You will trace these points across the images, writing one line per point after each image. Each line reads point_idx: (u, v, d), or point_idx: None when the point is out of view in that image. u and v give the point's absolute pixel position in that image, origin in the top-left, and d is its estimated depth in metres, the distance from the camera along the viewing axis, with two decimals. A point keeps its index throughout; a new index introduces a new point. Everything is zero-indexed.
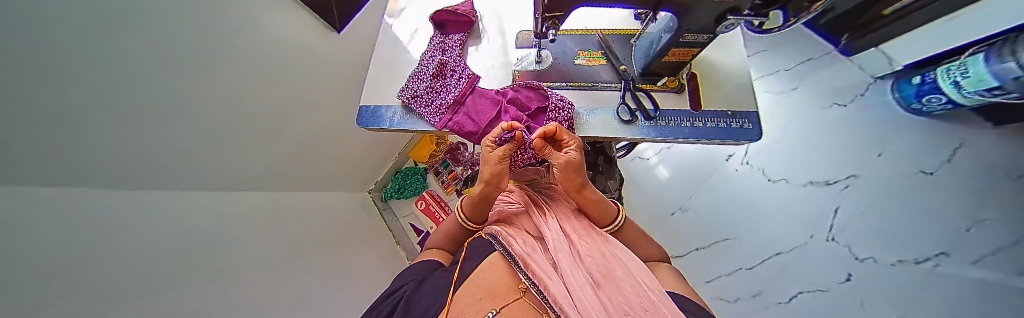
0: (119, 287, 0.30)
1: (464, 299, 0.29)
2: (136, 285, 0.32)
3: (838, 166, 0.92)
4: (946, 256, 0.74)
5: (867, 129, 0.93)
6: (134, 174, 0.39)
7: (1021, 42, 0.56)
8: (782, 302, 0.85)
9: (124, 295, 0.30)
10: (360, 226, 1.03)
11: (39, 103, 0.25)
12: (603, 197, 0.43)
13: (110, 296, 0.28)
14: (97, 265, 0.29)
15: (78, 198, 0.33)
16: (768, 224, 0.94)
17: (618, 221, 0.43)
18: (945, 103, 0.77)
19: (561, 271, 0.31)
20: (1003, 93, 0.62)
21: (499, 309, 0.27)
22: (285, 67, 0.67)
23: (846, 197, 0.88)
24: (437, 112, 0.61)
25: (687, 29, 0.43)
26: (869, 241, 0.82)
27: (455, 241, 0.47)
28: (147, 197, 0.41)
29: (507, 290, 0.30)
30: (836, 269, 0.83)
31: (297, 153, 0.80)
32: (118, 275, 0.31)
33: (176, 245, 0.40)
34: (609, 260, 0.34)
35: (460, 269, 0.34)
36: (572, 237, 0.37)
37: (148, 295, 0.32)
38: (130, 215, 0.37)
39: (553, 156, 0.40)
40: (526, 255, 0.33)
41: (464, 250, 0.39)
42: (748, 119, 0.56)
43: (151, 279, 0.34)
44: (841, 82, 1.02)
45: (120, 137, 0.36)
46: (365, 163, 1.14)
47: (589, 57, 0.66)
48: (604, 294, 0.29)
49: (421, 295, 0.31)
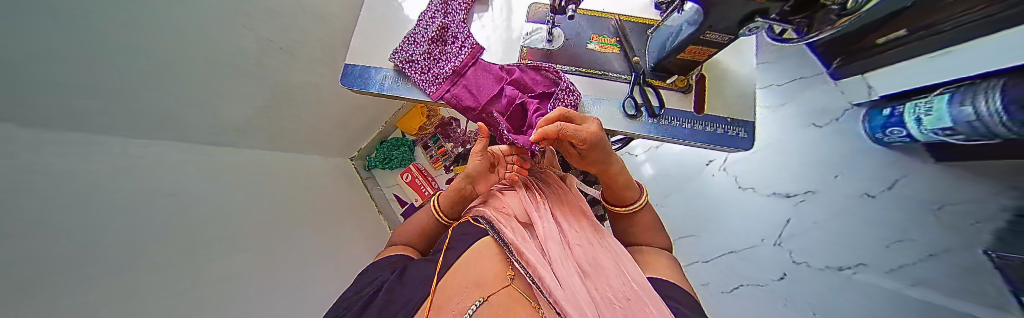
0: (97, 242, 0.28)
1: (451, 288, 0.29)
2: (112, 241, 0.29)
3: (800, 181, 1.01)
4: (864, 266, 0.77)
5: (834, 152, 0.99)
6: (117, 120, 0.36)
7: (981, 90, 0.61)
8: (728, 290, 1.01)
9: (103, 251, 0.28)
10: (339, 193, 0.99)
11: (17, 27, 0.21)
12: (631, 180, 0.46)
13: (98, 253, 0.27)
14: (74, 216, 0.26)
15: (77, 143, 0.31)
16: (729, 223, 1.09)
17: (640, 202, 0.47)
18: (903, 136, 0.82)
19: (551, 259, 0.32)
20: (953, 133, 0.68)
21: (487, 297, 0.28)
22: (268, 9, 0.58)
23: (801, 211, 0.97)
24: (433, 81, 0.57)
25: (712, 27, 0.42)
26: (818, 252, 0.88)
27: (422, 237, 0.47)
28: (135, 146, 0.39)
29: (496, 278, 0.30)
30: (775, 268, 0.95)
31: (281, 111, 0.75)
32: (96, 229, 0.28)
33: (165, 201, 0.39)
34: (596, 250, 0.36)
35: (444, 257, 0.34)
36: (562, 228, 0.39)
37: (133, 252, 0.31)
38: (118, 165, 0.35)
39: (564, 147, 0.46)
40: (519, 244, 0.33)
41: (449, 238, 0.38)
42: (745, 128, 0.59)
43: (138, 235, 0.33)
44: (823, 105, 1.07)
45: (104, 81, 0.32)
46: (347, 128, 1.06)
47: (603, 43, 0.65)
48: (590, 284, 0.31)
49: (403, 287, 0.31)
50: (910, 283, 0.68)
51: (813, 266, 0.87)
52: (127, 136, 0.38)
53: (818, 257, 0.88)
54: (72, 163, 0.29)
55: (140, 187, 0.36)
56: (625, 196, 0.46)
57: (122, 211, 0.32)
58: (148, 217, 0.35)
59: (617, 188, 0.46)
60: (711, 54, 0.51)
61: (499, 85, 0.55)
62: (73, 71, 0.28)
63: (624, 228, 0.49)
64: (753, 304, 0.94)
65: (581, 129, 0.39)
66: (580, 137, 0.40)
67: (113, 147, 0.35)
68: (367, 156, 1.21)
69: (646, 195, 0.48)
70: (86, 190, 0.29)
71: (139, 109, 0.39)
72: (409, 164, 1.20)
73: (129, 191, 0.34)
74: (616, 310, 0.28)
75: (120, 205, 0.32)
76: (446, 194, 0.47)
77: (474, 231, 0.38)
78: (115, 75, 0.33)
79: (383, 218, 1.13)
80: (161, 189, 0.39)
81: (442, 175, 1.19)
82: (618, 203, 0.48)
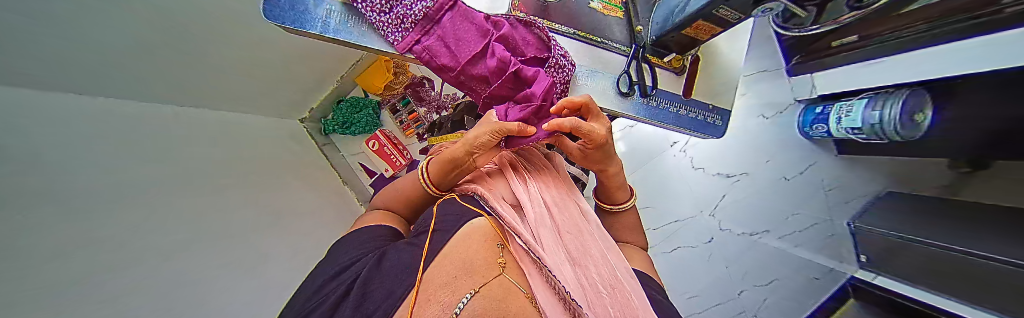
0: (57, 234, 0.23)
1: (437, 276, 0.23)
2: (70, 231, 0.25)
3: (740, 165, 1.15)
4: (769, 233, 1.04)
5: (772, 141, 1.13)
6: (42, 70, 0.30)
7: (890, 99, 0.72)
8: (667, 252, 1.18)
9: (61, 242, 0.24)
10: (292, 156, 0.87)
11: None
12: (625, 183, 0.49)
13: (64, 206, 0.25)
14: (35, 203, 0.22)
15: (18, 94, 0.26)
16: (676, 196, 1.21)
17: (626, 204, 0.51)
18: (824, 132, 0.97)
19: (543, 244, 0.30)
20: (859, 133, 0.83)
21: (478, 288, 0.22)
22: None
23: (733, 187, 1.14)
24: (398, 26, 0.48)
25: (725, 3, 0.40)
26: (739, 219, 1.10)
27: (405, 205, 0.45)
28: (50, 109, 0.30)
29: (485, 266, 0.24)
30: (705, 235, 1.13)
31: (223, 58, 0.61)
32: (55, 220, 0.24)
33: (112, 160, 0.34)
34: (584, 239, 0.35)
35: (431, 241, 0.29)
36: (552, 211, 0.38)
37: (95, 212, 0.29)
38: (48, 111, 0.29)
39: (567, 146, 0.45)
40: (512, 224, 0.31)
41: (435, 217, 0.33)
42: (721, 116, 0.66)
43: (98, 195, 0.30)
44: (772, 98, 1.18)
45: (45, 15, 0.27)
46: (298, 80, 0.89)
47: (606, 3, 0.62)
48: (579, 270, 0.29)
49: (382, 276, 0.26)
50: (794, 245, 1.00)
51: (734, 232, 1.09)
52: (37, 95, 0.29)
53: (739, 225, 1.09)
54: (20, 112, 0.25)
55: (83, 149, 0.30)
56: (610, 195, 0.50)
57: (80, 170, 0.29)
58: (78, 192, 0.27)
59: (613, 190, 0.49)
60: (713, 34, 0.52)
61: (483, 39, 0.48)
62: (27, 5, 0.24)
63: (609, 227, 0.51)
64: (684, 262, 1.14)
65: (591, 130, 0.39)
66: (591, 134, 0.40)
67: (40, 99, 0.29)
68: (322, 117, 1.07)
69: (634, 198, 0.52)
70: (46, 144, 0.26)
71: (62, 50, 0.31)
72: (376, 129, 1.09)
73: (74, 146, 0.29)
74: (606, 298, 0.27)
75: (71, 162, 0.28)
76: (438, 159, 0.41)
77: (461, 211, 0.33)
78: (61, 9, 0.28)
79: (349, 187, 1.05)
80: (111, 151, 0.34)
81: (414, 143, 1.12)
82: (609, 201, 0.51)
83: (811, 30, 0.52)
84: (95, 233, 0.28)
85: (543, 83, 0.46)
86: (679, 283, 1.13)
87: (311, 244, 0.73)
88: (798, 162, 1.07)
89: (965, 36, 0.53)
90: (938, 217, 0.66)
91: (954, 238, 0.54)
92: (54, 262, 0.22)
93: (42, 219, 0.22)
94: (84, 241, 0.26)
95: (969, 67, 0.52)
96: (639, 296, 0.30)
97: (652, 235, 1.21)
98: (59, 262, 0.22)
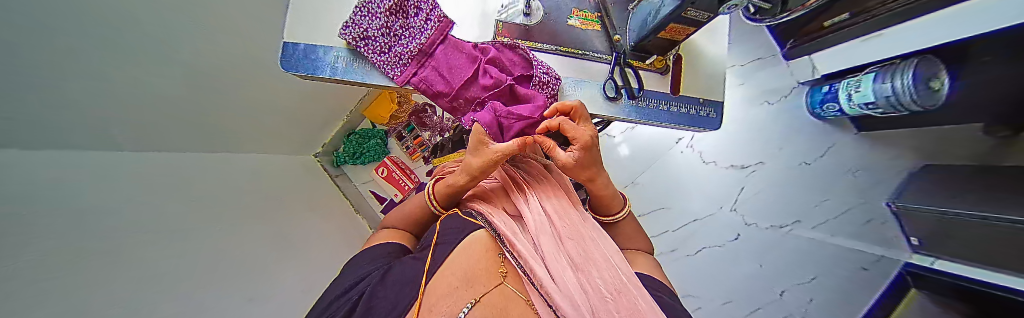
0: (62, 282, 0.25)
1: (439, 287, 0.26)
2: (76, 278, 0.26)
3: (753, 154, 1.11)
4: (800, 223, 0.97)
5: (782, 126, 1.10)
6: (50, 131, 0.32)
7: (899, 72, 0.70)
8: (691, 255, 1.12)
9: (70, 289, 0.25)
10: (304, 190, 0.91)
11: None
12: (614, 192, 0.47)
13: (55, 251, 0.26)
14: (36, 252, 0.23)
15: (24, 154, 0.28)
16: (693, 195, 1.17)
17: (621, 214, 0.49)
18: (837, 111, 0.94)
19: (543, 254, 0.31)
20: (874, 107, 0.80)
21: (478, 298, 0.24)
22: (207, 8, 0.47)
23: (749, 180, 1.09)
24: (396, 63, 0.51)
25: (692, 6, 0.41)
26: (761, 213, 1.04)
27: (415, 223, 0.45)
28: (58, 167, 0.32)
29: (485, 275, 0.27)
30: (729, 232, 1.07)
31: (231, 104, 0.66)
32: (57, 268, 0.25)
33: (110, 209, 0.35)
34: (589, 243, 0.34)
35: (432, 255, 0.30)
36: (552, 217, 0.38)
37: (89, 255, 0.29)
38: (43, 165, 0.30)
39: (558, 157, 0.42)
40: (512, 235, 0.31)
41: (436, 232, 0.34)
42: (714, 108, 0.65)
43: (91, 240, 0.30)
44: (774, 84, 1.15)
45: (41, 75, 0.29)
46: (311, 118, 0.97)
47: (583, 18, 0.65)
48: (582, 276, 0.29)
49: (387, 287, 0.27)
50: (831, 234, 0.92)
51: (761, 226, 1.03)
52: (36, 155, 0.31)
53: (765, 218, 1.03)
54: (18, 171, 0.26)
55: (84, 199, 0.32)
56: (612, 202, 0.48)
57: (73, 219, 0.29)
58: (78, 243, 0.29)
59: (603, 198, 0.47)
60: (687, 34, 0.53)
61: (474, 65, 0.51)
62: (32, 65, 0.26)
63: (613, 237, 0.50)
64: (711, 262, 1.07)
65: (577, 127, 0.41)
66: (577, 136, 0.40)
67: (54, 160, 0.32)
68: (333, 150, 1.13)
69: (629, 206, 0.50)
70: (42, 197, 0.27)
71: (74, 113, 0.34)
72: (385, 157, 1.14)
73: (67, 198, 0.30)
74: (609, 304, 0.27)
75: (62, 212, 0.29)
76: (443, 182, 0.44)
77: (461, 225, 0.34)
78: (66, 70, 0.31)
79: (360, 215, 1.08)
80: (108, 200, 0.35)
81: (421, 167, 1.15)
82: (602, 213, 0.49)
83: (777, 19, 0.49)
84: (101, 278, 0.29)
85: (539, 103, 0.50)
86: (704, 285, 1.06)
87: (321, 278, 0.73)
88: (814, 147, 1.03)
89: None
90: (980, 187, 0.60)
91: (1005, 206, 0.48)
92: (57, 304, 0.23)
93: (45, 268, 0.23)
94: (87, 282, 0.27)
95: (980, 26, 0.51)
96: (647, 299, 0.29)
97: (670, 236, 1.17)
98: (61, 305, 0.23)
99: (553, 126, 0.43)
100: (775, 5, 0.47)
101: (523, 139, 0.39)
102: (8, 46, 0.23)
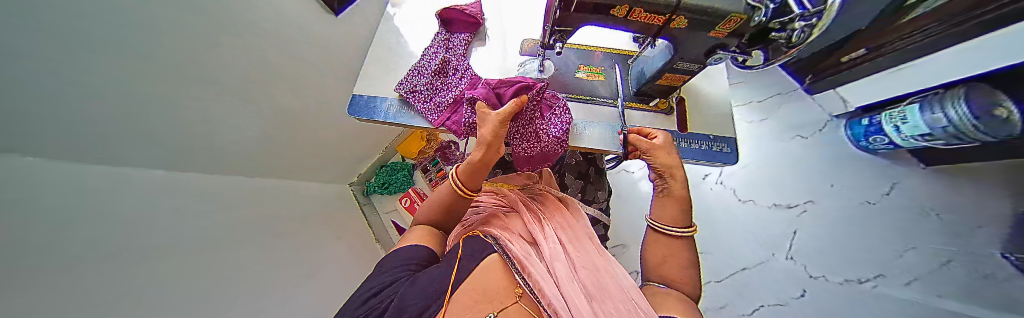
0: (79, 302, 0.26)
1: (462, 299, 0.27)
2: (94, 296, 0.28)
3: (801, 191, 1.01)
4: (884, 278, 0.78)
5: (823, 160, 1.02)
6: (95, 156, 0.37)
7: (948, 100, 0.66)
8: (746, 314, 0.94)
9: (85, 308, 0.26)
10: (333, 218, 0.98)
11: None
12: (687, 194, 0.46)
13: (80, 254, 0.29)
14: (38, 274, 0.24)
15: (66, 182, 0.32)
16: (735, 236, 1.05)
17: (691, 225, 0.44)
18: (887, 144, 0.86)
19: (556, 278, 0.31)
20: (931, 139, 0.73)
21: (497, 312, 0.27)
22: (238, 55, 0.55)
23: (801, 221, 0.98)
24: (435, 110, 0.60)
25: (681, 59, 0.48)
26: (823, 263, 0.89)
27: (445, 211, 0.44)
28: (111, 191, 0.37)
29: (502, 293, 0.29)
30: (792, 287, 0.92)
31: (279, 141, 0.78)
32: (69, 289, 0.26)
33: (156, 227, 0.40)
34: (601, 274, 0.35)
35: (458, 266, 0.30)
36: (567, 246, 0.38)
37: (121, 261, 0.33)
38: (106, 186, 0.37)
39: (639, 142, 0.48)
40: (524, 258, 0.32)
41: (461, 247, 0.34)
42: (726, 143, 0.64)
43: (127, 249, 0.35)
44: (802, 118, 1.11)
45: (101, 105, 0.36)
46: (347, 153, 1.10)
47: (589, 72, 0.71)
48: (596, 306, 0.30)
49: (414, 295, 0.27)
50: (935, 295, 0.69)
51: (831, 280, 0.85)
52: (85, 170, 0.36)
53: (834, 269, 0.86)
54: (57, 196, 0.30)
55: (127, 224, 0.36)
56: (663, 212, 0.45)
57: (114, 229, 0.34)
58: (104, 264, 0.31)
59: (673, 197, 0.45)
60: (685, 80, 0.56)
61: None
62: (61, 95, 0.29)
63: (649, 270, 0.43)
64: None
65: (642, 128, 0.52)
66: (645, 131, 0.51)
67: (106, 183, 0.37)
68: (366, 181, 1.23)
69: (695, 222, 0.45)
70: (67, 219, 0.30)
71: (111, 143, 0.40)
72: (409, 188, 1.20)
73: (105, 219, 0.34)
74: None
75: (105, 223, 0.34)
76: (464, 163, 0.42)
77: (483, 241, 0.35)
78: (129, 103, 0.39)
79: (379, 245, 1.10)
80: (151, 220, 0.40)
81: None
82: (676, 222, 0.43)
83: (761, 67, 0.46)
84: (124, 294, 0.31)
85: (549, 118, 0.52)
86: None
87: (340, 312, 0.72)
88: (872, 183, 0.92)
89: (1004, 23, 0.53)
90: None
91: None
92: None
93: (49, 286, 0.24)
94: (111, 291, 0.30)
95: None
96: None
97: (717, 289, 1.00)
98: (79, 306, 0.26)
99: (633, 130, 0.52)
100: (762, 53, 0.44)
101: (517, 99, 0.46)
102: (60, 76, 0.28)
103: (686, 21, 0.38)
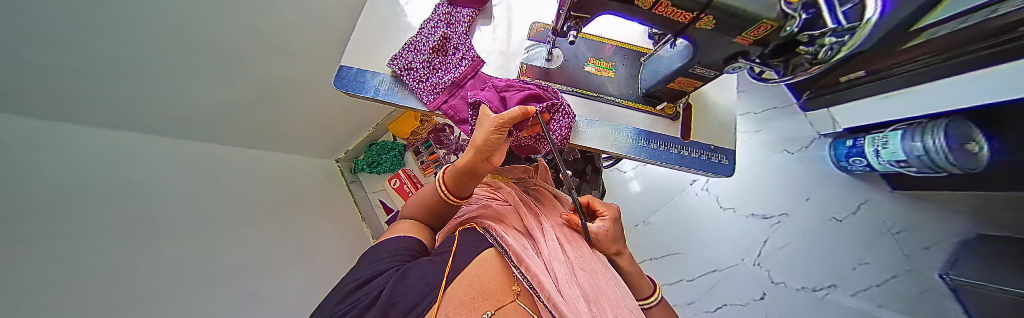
0: (50, 261, 0.25)
1: (458, 295, 0.26)
2: (65, 258, 0.26)
3: (780, 203, 1.05)
4: (836, 288, 0.91)
5: (804, 175, 1.06)
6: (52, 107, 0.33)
7: (926, 130, 0.69)
8: (709, 310, 1.03)
9: (57, 270, 0.25)
10: (317, 193, 0.94)
11: None
12: (639, 268, 0.43)
13: (62, 219, 0.28)
14: (24, 229, 0.23)
15: (23, 131, 0.29)
16: (713, 240, 1.09)
17: (651, 298, 0.42)
18: (864, 165, 0.90)
19: (555, 276, 0.31)
20: (905, 164, 0.77)
21: (494, 311, 0.26)
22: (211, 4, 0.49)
23: (774, 231, 1.03)
24: (430, 91, 0.57)
25: (698, 63, 0.47)
26: (790, 271, 0.98)
27: (433, 212, 0.42)
28: (60, 146, 0.33)
29: (500, 290, 0.28)
30: (755, 290, 1.00)
31: (254, 105, 0.71)
32: (45, 246, 0.25)
33: (128, 190, 0.38)
34: (599, 275, 0.35)
35: (453, 262, 0.30)
36: (566, 245, 0.39)
37: (99, 231, 0.31)
38: (60, 142, 0.34)
39: (593, 232, 0.41)
40: (522, 252, 0.33)
41: (456, 241, 0.34)
42: (725, 155, 0.65)
43: (105, 222, 0.32)
44: (794, 132, 1.14)
45: (60, 60, 0.32)
46: (335, 127, 1.05)
47: (598, 66, 0.68)
48: (594, 310, 0.30)
49: (406, 287, 0.25)
50: (876, 304, 0.85)
51: (792, 286, 0.96)
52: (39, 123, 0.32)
53: (793, 277, 0.97)
54: (21, 150, 0.27)
55: (94, 184, 0.34)
56: (638, 283, 0.42)
57: (77, 189, 0.31)
58: (79, 224, 0.29)
59: (631, 274, 0.42)
60: (696, 86, 0.57)
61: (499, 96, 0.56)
62: (16, 33, 0.26)
63: (632, 282, 0.42)
64: None
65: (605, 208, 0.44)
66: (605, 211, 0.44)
67: (59, 138, 0.33)
68: (353, 158, 1.19)
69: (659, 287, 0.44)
70: (41, 176, 0.28)
71: (77, 95, 0.36)
72: (399, 169, 1.17)
73: (72, 180, 0.31)
74: None
75: (76, 190, 0.31)
76: (453, 167, 0.40)
77: (480, 237, 0.35)
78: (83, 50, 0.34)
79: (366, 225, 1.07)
80: (122, 184, 0.37)
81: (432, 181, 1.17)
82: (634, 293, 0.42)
83: (778, 82, 0.45)
84: (95, 256, 0.29)
85: (551, 121, 0.54)
86: None
87: (326, 288, 0.72)
88: (844, 202, 0.97)
89: (960, 70, 0.58)
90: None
91: None
92: (47, 282, 0.23)
93: (31, 244, 0.23)
94: (82, 252, 0.28)
95: (1004, 93, 0.51)
96: None
97: (688, 289, 1.07)
98: (55, 275, 0.24)
99: (586, 202, 0.46)
100: (781, 64, 0.44)
101: (523, 107, 0.41)
102: (8, 26, 0.25)
103: (713, 22, 0.37)
